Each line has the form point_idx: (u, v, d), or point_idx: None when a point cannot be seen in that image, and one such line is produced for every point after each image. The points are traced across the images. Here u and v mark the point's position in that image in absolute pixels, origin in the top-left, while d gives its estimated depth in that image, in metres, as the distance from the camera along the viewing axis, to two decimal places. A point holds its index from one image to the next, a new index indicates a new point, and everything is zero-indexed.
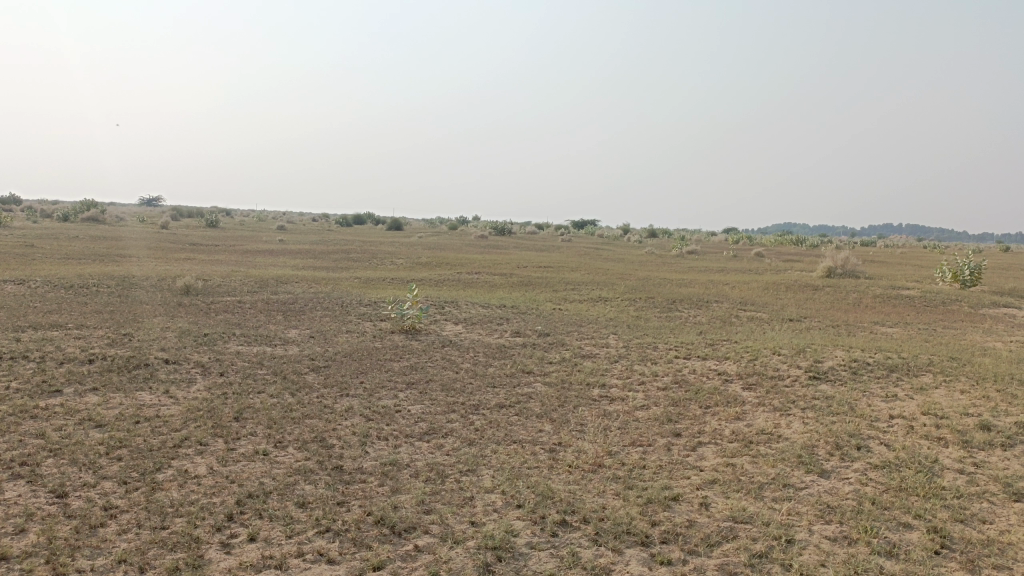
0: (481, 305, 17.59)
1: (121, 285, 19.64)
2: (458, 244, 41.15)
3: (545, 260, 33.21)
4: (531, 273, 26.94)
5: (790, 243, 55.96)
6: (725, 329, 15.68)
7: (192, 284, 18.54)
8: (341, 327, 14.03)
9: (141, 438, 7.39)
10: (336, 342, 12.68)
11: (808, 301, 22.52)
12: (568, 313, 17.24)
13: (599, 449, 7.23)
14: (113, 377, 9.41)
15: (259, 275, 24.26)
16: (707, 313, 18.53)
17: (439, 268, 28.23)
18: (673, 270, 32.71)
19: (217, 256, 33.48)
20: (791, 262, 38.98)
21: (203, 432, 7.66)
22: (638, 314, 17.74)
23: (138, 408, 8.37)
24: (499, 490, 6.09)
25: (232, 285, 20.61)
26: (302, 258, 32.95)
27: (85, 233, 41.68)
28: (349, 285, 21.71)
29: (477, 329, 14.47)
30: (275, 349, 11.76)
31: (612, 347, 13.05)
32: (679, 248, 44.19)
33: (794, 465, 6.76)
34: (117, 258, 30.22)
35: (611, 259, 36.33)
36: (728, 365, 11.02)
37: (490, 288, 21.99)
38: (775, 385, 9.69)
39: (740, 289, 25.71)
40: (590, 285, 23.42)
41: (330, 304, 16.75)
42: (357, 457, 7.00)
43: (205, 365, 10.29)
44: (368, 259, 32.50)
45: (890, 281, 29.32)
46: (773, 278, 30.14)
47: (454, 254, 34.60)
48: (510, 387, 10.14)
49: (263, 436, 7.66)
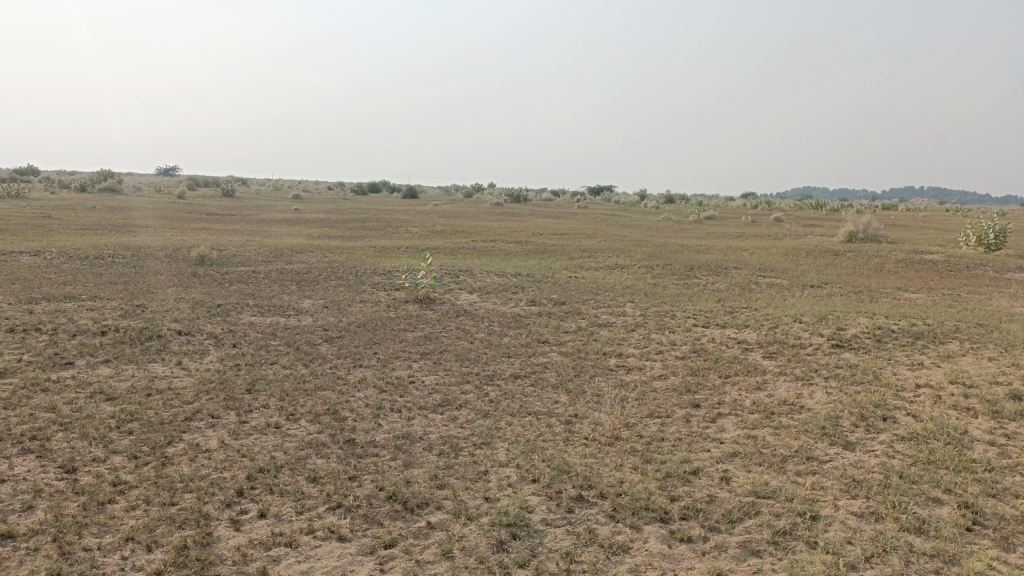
0: (496, 273, 17.41)
1: (136, 255, 19.63)
2: (473, 212, 40.89)
3: (561, 227, 32.91)
4: (546, 240, 26.69)
5: (809, 208, 55.17)
6: (744, 296, 15.41)
7: (207, 254, 18.47)
8: (354, 297, 13.91)
9: (152, 412, 7.31)
10: (350, 312, 12.56)
11: (829, 266, 22.14)
12: (584, 281, 17.02)
13: (616, 421, 7.07)
14: (125, 349, 9.35)
15: (274, 245, 24.17)
16: (725, 280, 18.24)
17: (454, 236, 28.04)
18: (691, 236, 32.30)
19: (232, 225, 33.43)
20: (812, 227, 38.43)
21: (214, 405, 7.57)
22: (655, 281, 17.49)
23: (150, 381, 8.30)
24: (513, 464, 5.95)
25: (246, 254, 20.55)
26: (317, 226, 32.87)
27: (102, 203, 41.76)
28: (363, 254, 21.59)
29: (492, 298, 14.30)
30: (288, 319, 11.66)
31: (629, 315, 12.84)
32: (697, 213, 43.68)
33: (818, 437, 6.56)
34: (134, 228, 30.28)
35: (628, 226, 35.95)
36: (748, 333, 10.79)
37: (505, 256, 21.79)
38: (796, 354, 9.46)
39: (759, 254, 25.33)
40: (607, 252, 23.13)
41: (344, 274, 16.63)
42: (369, 430, 6.88)
43: (218, 336, 10.21)
44: (383, 227, 32.34)
45: (912, 246, 28.78)
46: (793, 243, 29.68)
47: (469, 222, 34.38)
48: (526, 357, 9.98)
49: (275, 409, 7.56)
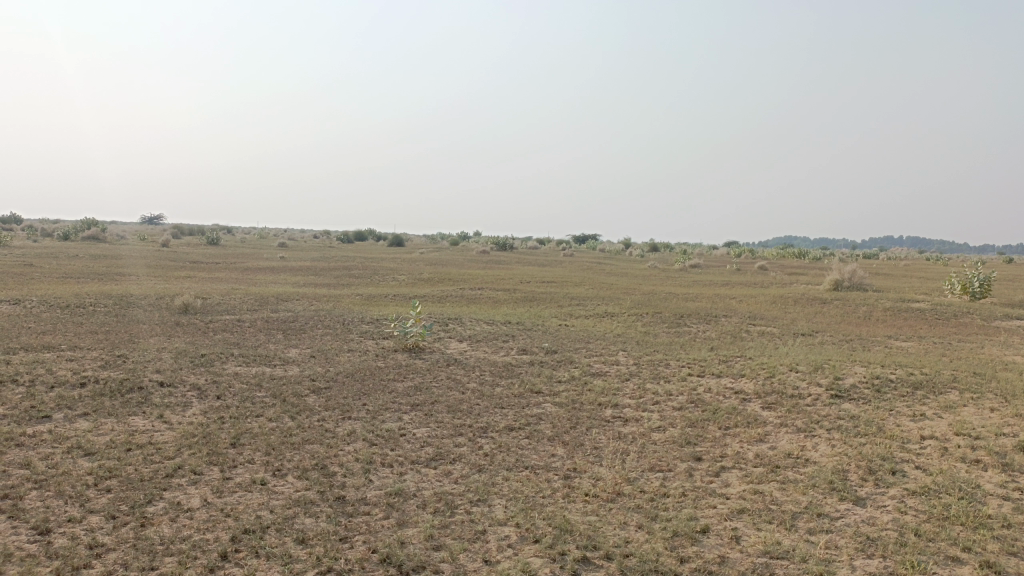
0: (486, 322, 17.19)
1: (119, 304, 19.29)
2: (460, 260, 40.83)
3: (548, 275, 32.84)
4: (534, 289, 26.54)
5: (793, 256, 55.65)
6: (736, 345, 15.26)
7: (191, 303, 18.16)
8: (342, 346, 13.63)
9: (132, 468, 6.98)
10: (337, 362, 12.27)
11: (818, 315, 22.09)
12: (575, 329, 16.83)
13: (617, 476, 6.82)
14: (105, 401, 9.00)
15: (259, 293, 23.87)
16: (716, 329, 18.10)
17: (442, 284, 27.87)
18: (678, 284, 32.31)
19: (217, 274, 33.11)
20: (797, 275, 38.62)
21: (197, 460, 7.25)
22: (646, 329, 17.34)
23: (130, 435, 7.96)
24: (513, 523, 5.68)
25: (231, 303, 20.25)
26: (303, 275, 32.61)
27: (85, 251, 41.34)
28: (350, 302, 21.32)
29: (482, 347, 14.06)
30: (274, 370, 11.36)
31: (623, 364, 12.64)
32: (682, 261, 43.89)
33: (826, 492, 6.34)
34: (116, 277, 29.89)
35: (615, 274, 35.97)
36: (745, 383, 10.60)
37: (494, 304, 21.58)
38: (796, 404, 9.27)
39: (747, 303, 25.30)
40: (596, 301, 22.99)
41: (331, 322, 16.36)
42: (360, 487, 6.59)
43: (201, 387, 9.89)
44: (370, 275, 32.14)
45: (899, 294, 28.89)
46: (780, 291, 29.72)
47: (456, 270, 34.26)
48: (520, 408, 9.72)
49: (261, 464, 7.25)
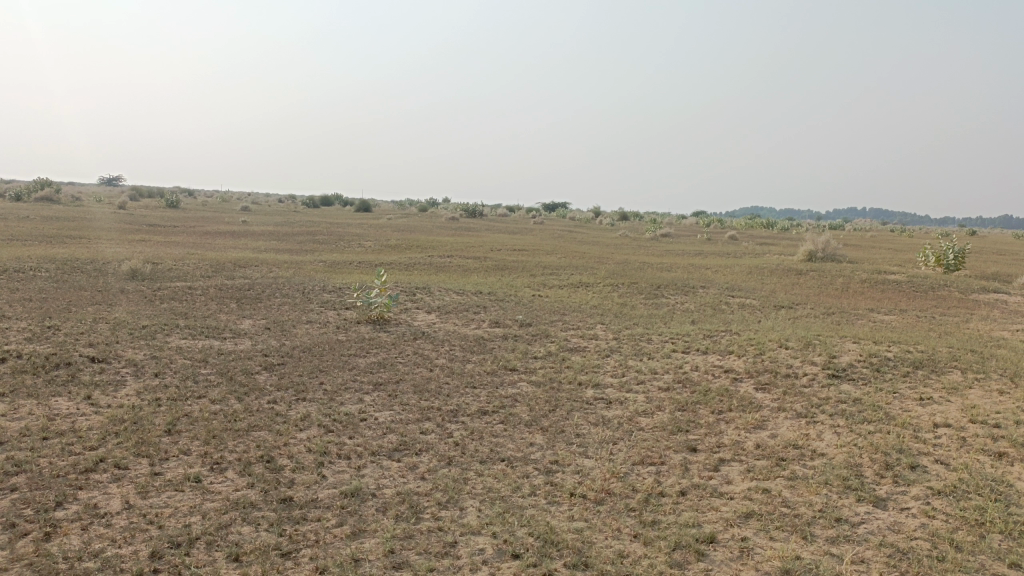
0: (455, 291, 16.27)
1: (63, 269, 18.04)
2: (429, 227, 39.75)
3: (519, 242, 31.99)
4: (505, 256, 25.64)
5: (762, 225, 55.51)
6: (718, 318, 14.55)
7: (139, 269, 16.97)
8: (301, 317, 12.65)
9: (45, 462, 6.00)
10: (294, 335, 11.30)
11: (796, 286, 21.53)
12: (549, 300, 15.98)
13: (605, 472, 6.01)
14: (25, 379, 7.97)
15: (215, 258, 22.62)
16: (695, 300, 17.38)
17: (409, 251, 26.85)
18: (652, 254, 31.64)
19: (174, 238, 31.72)
20: (770, 246, 38.17)
21: (123, 452, 6.29)
22: (623, 300, 16.61)
23: (49, 419, 6.97)
24: (489, 532, 4.86)
25: (185, 268, 19.07)
26: (265, 240, 31.37)
27: (36, 212, 39.55)
28: (311, 269, 20.22)
29: (451, 319, 13.16)
30: (223, 344, 10.35)
31: (602, 338, 11.84)
32: (654, 231, 43.33)
33: (841, 492, 5.63)
34: (66, 240, 28.34)
35: (587, 242, 35.25)
36: (735, 360, 9.87)
37: (463, 273, 20.64)
38: (793, 386, 8.55)
39: (723, 273, 24.67)
40: (569, 270, 22.19)
41: (291, 291, 15.34)
42: (310, 485, 5.70)
43: (139, 364, 8.87)
44: (335, 241, 30.97)
45: (873, 266, 28.53)
46: (754, 262, 29.18)
47: (424, 237, 33.23)
48: (493, 389, 8.87)
49: (198, 457, 6.32)
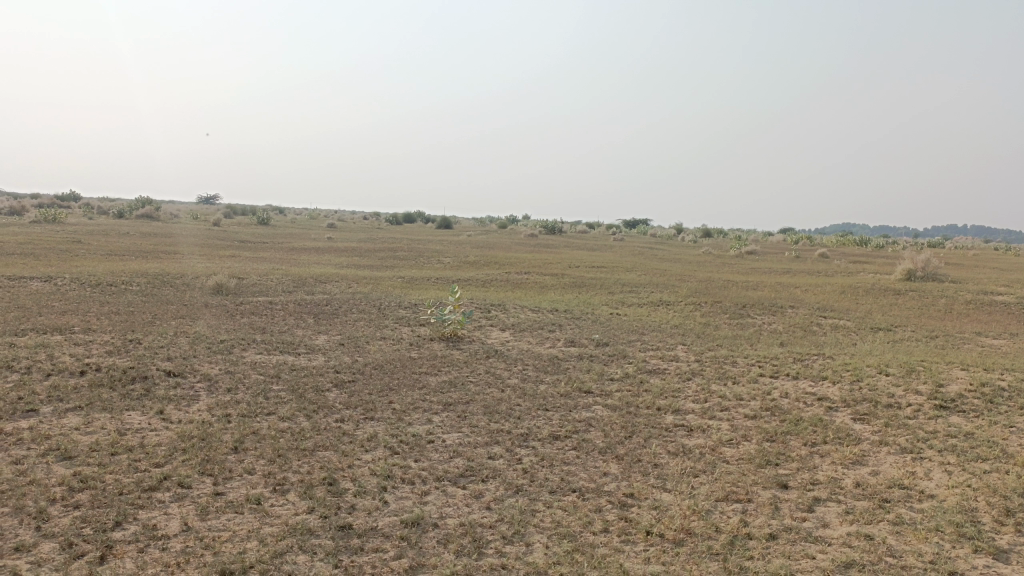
0: (531, 309, 15.96)
1: (154, 283, 18.64)
2: (507, 243, 39.70)
3: (598, 259, 31.52)
4: (584, 274, 25.22)
5: (854, 243, 53.22)
6: (808, 340, 13.74)
7: (224, 284, 17.34)
8: (375, 333, 12.57)
9: (110, 478, 5.95)
10: (367, 352, 11.20)
11: (893, 307, 20.29)
12: (627, 319, 15.47)
13: (685, 508, 5.53)
14: (102, 393, 8.06)
15: (298, 274, 23.06)
16: (783, 321, 16.54)
17: (487, 267, 26.73)
18: (736, 272, 30.59)
19: (261, 253, 32.63)
20: (862, 264, 36.41)
21: (186, 470, 6.20)
22: (705, 320, 15.94)
23: (121, 434, 6.97)
24: (556, 573, 4.47)
25: (267, 283, 19.43)
26: (347, 256, 31.91)
27: (136, 229, 41.48)
28: (389, 285, 20.30)
29: (526, 338, 12.84)
30: (297, 359, 10.32)
31: (683, 360, 11.28)
32: (738, 248, 42.06)
33: (956, 541, 4.99)
34: (160, 255, 29.49)
35: (668, 260, 34.46)
36: (828, 387, 9.18)
37: (540, 290, 20.32)
38: (894, 418, 7.84)
39: (812, 292, 23.55)
40: (650, 288, 21.57)
41: (367, 307, 15.34)
42: (371, 511, 5.45)
43: (212, 379, 8.89)
44: (415, 257, 31.22)
45: (978, 286, 26.75)
46: (845, 281, 27.80)
47: (503, 253, 33.15)
48: (566, 412, 8.48)
49: (261, 477, 6.16)
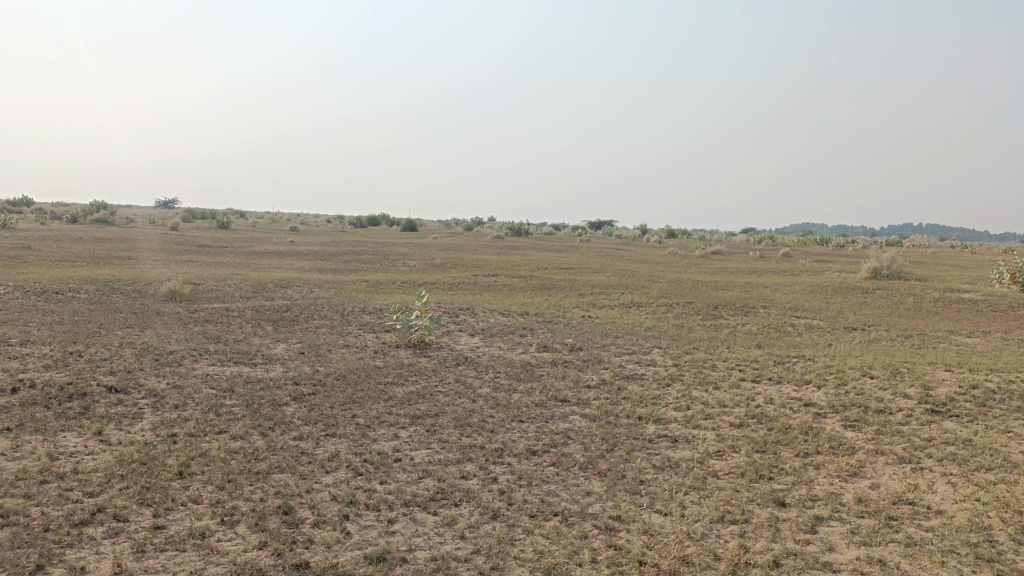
0: (501, 312, 15.43)
1: (103, 290, 17.72)
2: (474, 245, 39.17)
3: (566, 261, 31.11)
4: (553, 275, 24.79)
5: (817, 242, 53.77)
6: (785, 342, 13.42)
7: (178, 290, 16.52)
8: (337, 341, 11.93)
9: (36, 511, 5.28)
10: (329, 361, 10.57)
11: (863, 306, 20.18)
12: (600, 322, 15.02)
13: (678, 533, 5.06)
14: (34, 412, 7.33)
15: (257, 278, 22.23)
16: (757, 322, 16.22)
17: (454, 270, 26.17)
18: (705, 272, 30.43)
19: (221, 258, 31.65)
20: (828, 263, 36.57)
21: (123, 501, 5.54)
22: (679, 322, 15.57)
23: (52, 459, 6.28)
24: None
25: (225, 289, 18.63)
26: (309, 259, 31.11)
27: (90, 234, 40.09)
28: (353, 289, 19.59)
29: (496, 343, 12.30)
30: (253, 370, 9.65)
31: (661, 365, 10.84)
32: (704, 248, 42.12)
33: (975, 564, 4.58)
34: (113, 260, 28.42)
35: (636, 261, 34.24)
36: (814, 392, 8.80)
37: (508, 293, 19.80)
38: (886, 426, 7.46)
39: (782, 292, 23.38)
40: (620, 289, 21.21)
41: (329, 313, 14.67)
42: (331, 546, 4.87)
43: (158, 394, 8.20)
44: (380, 260, 30.54)
45: (943, 284, 26.91)
46: (813, 280, 27.75)
47: (470, 256, 32.61)
48: (542, 424, 7.96)
49: (208, 506, 5.54)
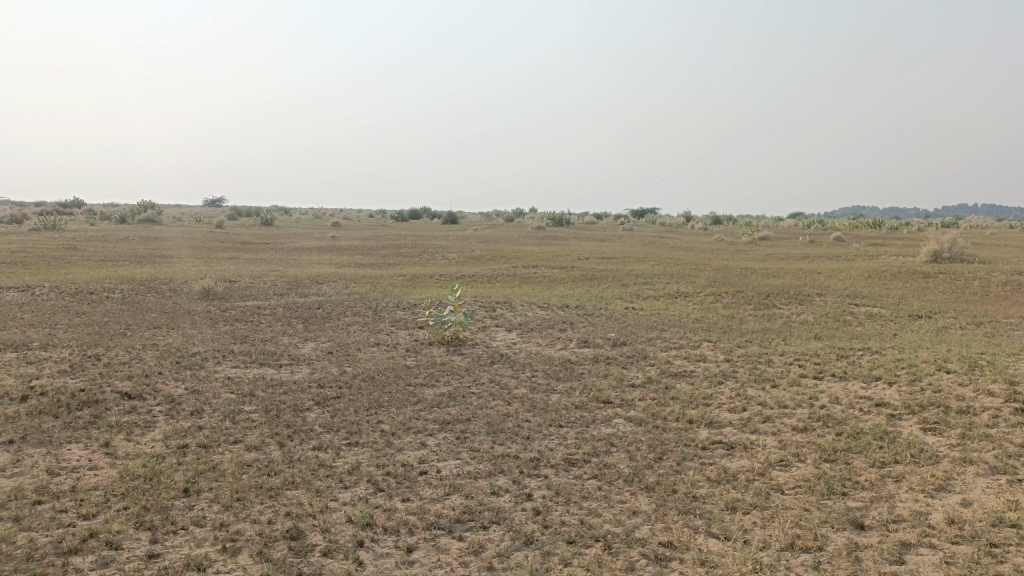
0: (540, 306, 14.76)
1: (138, 289, 17.52)
2: (515, 237, 38.49)
3: (609, 250, 30.25)
4: (594, 265, 24.00)
5: (867, 225, 51.90)
6: (845, 333, 12.48)
7: (211, 288, 16.21)
8: (368, 339, 11.40)
9: (23, 538, 4.81)
10: (358, 360, 10.04)
11: (926, 292, 18.98)
12: (645, 314, 14.23)
13: (739, 564, 4.35)
14: (42, 423, 6.92)
15: (294, 275, 21.93)
16: (813, 311, 15.25)
17: (493, 262, 25.58)
18: (752, 259, 29.29)
19: (261, 254, 31.57)
20: (883, 247, 35.00)
21: (120, 524, 5.05)
22: (728, 312, 14.73)
23: (52, 476, 5.83)
24: None
25: (260, 286, 18.32)
26: (348, 254, 30.80)
27: (135, 233, 40.54)
28: (389, 284, 19.10)
29: (534, 339, 11.64)
30: (276, 373, 9.15)
31: (711, 360, 10.07)
32: (751, 234, 40.79)
33: None
34: (155, 259, 28.49)
35: (681, 248, 33.22)
36: (885, 391, 7.94)
37: (549, 285, 19.09)
38: (973, 429, 6.60)
39: (837, 278, 22.23)
40: (664, 278, 20.35)
41: (362, 309, 14.19)
42: None
43: (174, 401, 7.74)
44: (418, 253, 30.09)
45: (1010, 266, 25.38)
46: (869, 265, 26.46)
47: (510, 247, 31.96)
48: (583, 429, 7.29)
49: (210, 530, 5.01)
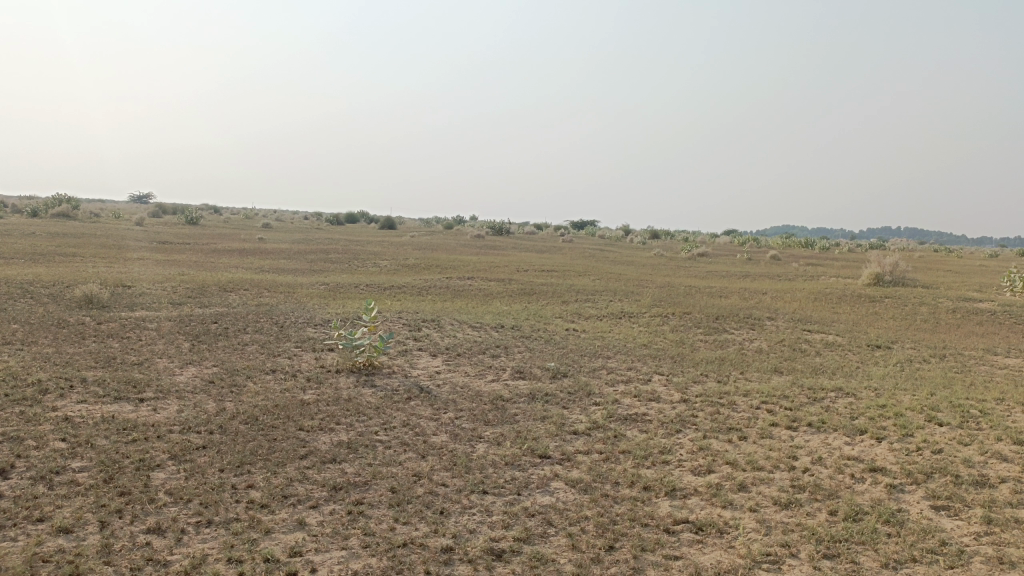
0: (471, 325, 13.18)
1: (11, 294, 15.23)
2: (451, 245, 36.76)
3: (549, 263, 28.86)
4: (533, 279, 22.48)
5: (802, 244, 52.08)
6: (808, 365, 11.26)
7: (93, 295, 14.08)
8: (264, 364, 9.60)
9: None
10: (244, 393, 8.25)
11: (877, 318, 18.12)
12: (587, 338, 12.77)
13: None
14: None
15: (203, 280, 19.84)
16: (767, 338, 14.06)
17: (425, 272, 23.90)
18: (696, 276, 28.27)
19: (176, 256, 29.08)
20: (823, 267, 34.52)
21: None
22: (677, 338, 13.41)
23: None
24: None
25: (158, 293, 16.22)
26: (272, 259, 28.71)
27: (42, 228, 37.26)
28: (306, 295, 17.21)
29: (462, 367, 10.04)
30: (133, 411, 7.32)
31: (666, 399, 8.64)
32: (690, 250, 40.07)
33: None
34: (52, 258, 25.84)
35: (623, 263, 32.08)
36: (876, 450, 6.62)
37: (482, 300, 17.46)
38: (997, 510, 5.30)
39: (784, 300, 21.26)
40: (608, 296, 18.98)
41: (267, 325, 12.34)
42: None
43: None
44: (347, 260, 28.16)
45: (953, 292, 24.92)
46: (814, 286, 25.71)
47: (445, 256, 30.24)
48: (515, 499, 5.73)
49: None
